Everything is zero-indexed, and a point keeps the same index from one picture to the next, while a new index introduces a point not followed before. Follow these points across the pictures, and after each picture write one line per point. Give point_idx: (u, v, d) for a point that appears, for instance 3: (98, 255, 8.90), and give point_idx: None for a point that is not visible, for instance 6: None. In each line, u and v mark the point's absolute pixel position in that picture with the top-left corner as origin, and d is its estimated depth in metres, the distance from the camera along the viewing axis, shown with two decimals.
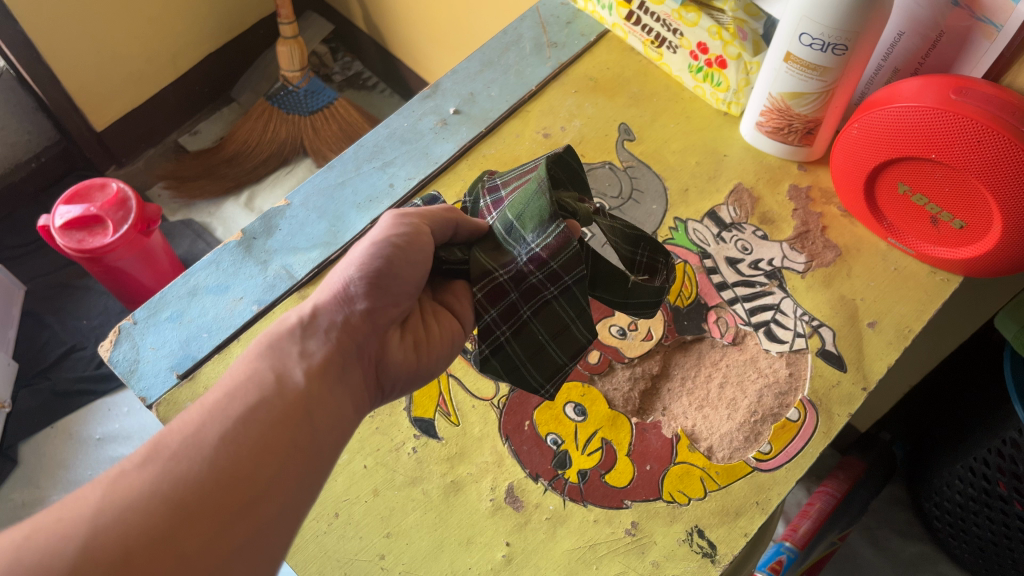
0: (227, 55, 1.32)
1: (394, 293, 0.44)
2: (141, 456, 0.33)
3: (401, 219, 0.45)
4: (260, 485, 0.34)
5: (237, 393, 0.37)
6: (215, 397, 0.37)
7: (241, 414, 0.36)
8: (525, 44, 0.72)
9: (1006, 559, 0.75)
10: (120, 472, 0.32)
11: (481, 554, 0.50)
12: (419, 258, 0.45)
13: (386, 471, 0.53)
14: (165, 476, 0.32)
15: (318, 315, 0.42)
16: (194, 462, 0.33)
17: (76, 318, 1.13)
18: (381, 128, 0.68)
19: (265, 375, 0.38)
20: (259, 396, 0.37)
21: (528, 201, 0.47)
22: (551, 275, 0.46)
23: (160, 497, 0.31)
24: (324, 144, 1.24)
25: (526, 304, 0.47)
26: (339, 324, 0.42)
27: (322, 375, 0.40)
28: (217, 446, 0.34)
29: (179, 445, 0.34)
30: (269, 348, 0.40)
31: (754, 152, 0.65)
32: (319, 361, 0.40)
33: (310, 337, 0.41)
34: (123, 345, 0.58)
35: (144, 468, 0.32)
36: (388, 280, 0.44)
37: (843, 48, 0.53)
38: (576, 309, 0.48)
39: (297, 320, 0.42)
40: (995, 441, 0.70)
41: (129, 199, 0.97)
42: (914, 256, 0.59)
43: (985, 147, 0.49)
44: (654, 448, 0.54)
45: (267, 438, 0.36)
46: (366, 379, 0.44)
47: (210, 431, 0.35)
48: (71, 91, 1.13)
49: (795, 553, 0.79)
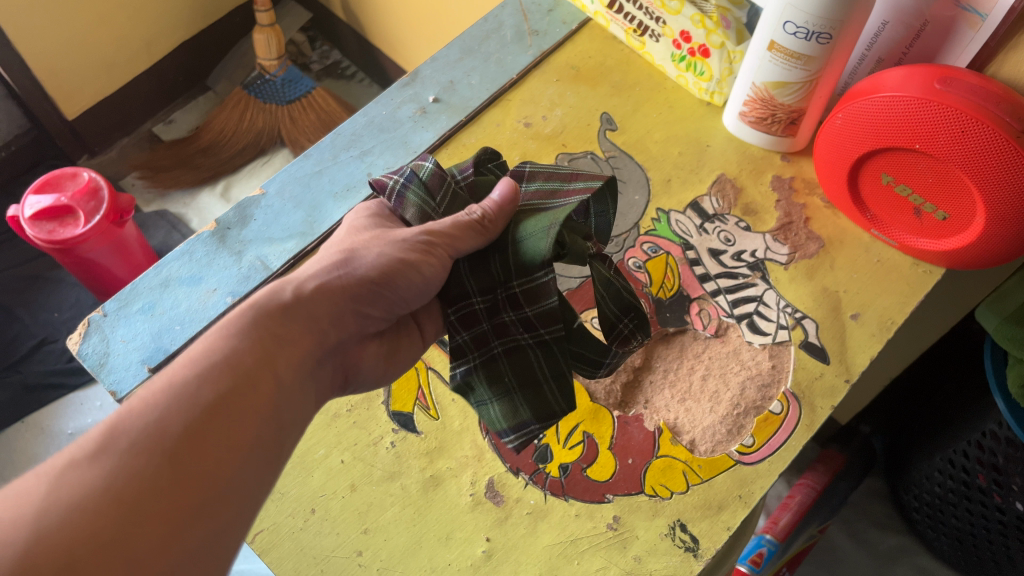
0: (203, 42, 1.29)
1: (389, 302, 0.45)
2: (95, 445, 0.32)
3: (431, 237, 0.44)
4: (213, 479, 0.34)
5: (207, 376, 0.36)
6: (185, 374, 0.36)
7: (208, 403, 0.35)
8: (506, 32, 0.71)
9: (985, 552, 0.76)
10: (71, 462, 0.32)
11: (461, 550, 0.49)
12: (434, 282, 0.45)
13: (363, 465, 0.52)
14: (117, 471, 0.32)
15: (315, 299, 0.41)
16: (151, 455, 0.33)
17: (46, 310, 1.11)
18: (358, 117, 0.66)
19: (241, 357, 0.37)
20: (230, 381, 0.36)
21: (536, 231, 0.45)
22: (524, 320, 0.47)
23: (113, 496, 0.31)
24: (302, 134, 1.22)
25: (496, 337, 0.48)
26: (329, 315, 0.42)
27: (299, 366, 0.40)
28: (178, 439, 0.33)
29: (137, 434, 0.33)
30: (252, 325, 0.39)
31: (737, 142, 0.64)
32: (300, 353, 0.40)
33: (302, 326, 0.40)
34: (92, 338, 0.56)
35: (97, 460, 0.32)
36: (393, 289, 0.44)
37: (827, 37, 0.52)
38: (553, 369, 0.48)
39: (292, 298, 0.41)
40: (975, 433, 0.70)
41: (101, 189, 0.94)
42: (896, 248, 0.59)
43: (968, 138, 0.48)
44: (636, 442, 0.53)
45: (233, 431, 0.35)
46: (332, 377, 0.45)
47: (173, 421, 0.34)
48: (41, 77, 1.10)
49: (775, 546, 0.79)
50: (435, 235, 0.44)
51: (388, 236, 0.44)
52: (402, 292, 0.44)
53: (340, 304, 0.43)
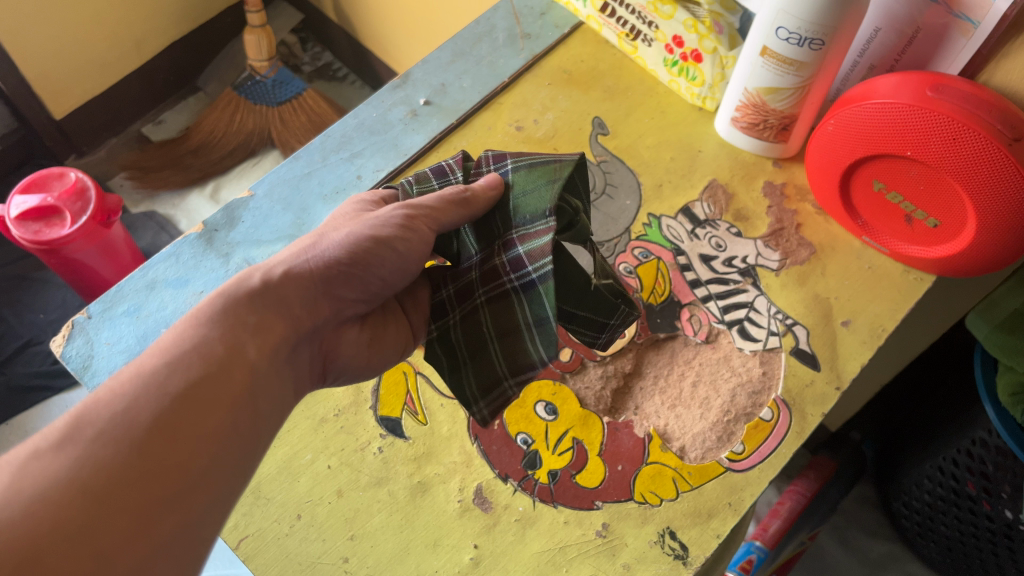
0: (194, 43, 1.29)
1: (366, 283, 0.45)
2: (60, 435, 0.31)
3: (411, 213, 0.45)
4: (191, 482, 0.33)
5: (178, 365, 0.35)
6: (154, 363, 0.35)
7: (179, 392, 0.34)
8: (498, 35, 0.70)
9: (974, 559, 0.76)
10: (34, 453, 0.31)
11: (448, 556, 0.49)
12: (410, 259, 0.45)
13: (351, 471, 0.51)
14: (84, 461, 0.31)
15: (286, 283, 0.41)
16: (120, 445, 0.32)
17: (32, 311, 1.10)
18: (348, 119, 0.66)
19: (213, 346, 0.37)
20: (202, 370, 0.35)
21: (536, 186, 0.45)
22: (513, 264, 0.44)
23: (78, 486, 0.30)
24: (292, 136, 1.21)
25: (483, 284, 0.46)
26: (300, 299, 0.42)
27: (273, 354, 0.39)
28: (148, 428, 0.33)
29: (106, 424, 0.32)
30: (222, 313, 0.38)
31: (729, 148, 0.64)
32: (274, 339, 0.39)
33: (271, 311, 0.40)
34: (76, 341, 0.55)
35: (62, 450, 0.31)
36: (368, 268, 0.44)
37: (819, 43, 0.52)
38: (536, 316, 0.44)
39: (262, 284, 0.40)
40: (964, 440, 0.70)
41: (88, 189, 0.93)
42: (888, 255, 0.59)
43: (960, 146, 0.48)
44: (625, 448, 0.53)
45: (204, 420, 0.34)
46: (310, 363, 0.44)
47: (143, 411, 0.33)
48: (29, 76, 1.09)
49: (764, 553, 0.79)
50: (414, 209, 0.45)
51: (365, 217, 0.45)
52: (378, 270, 0.45)
53: (312, 288, 0.43)
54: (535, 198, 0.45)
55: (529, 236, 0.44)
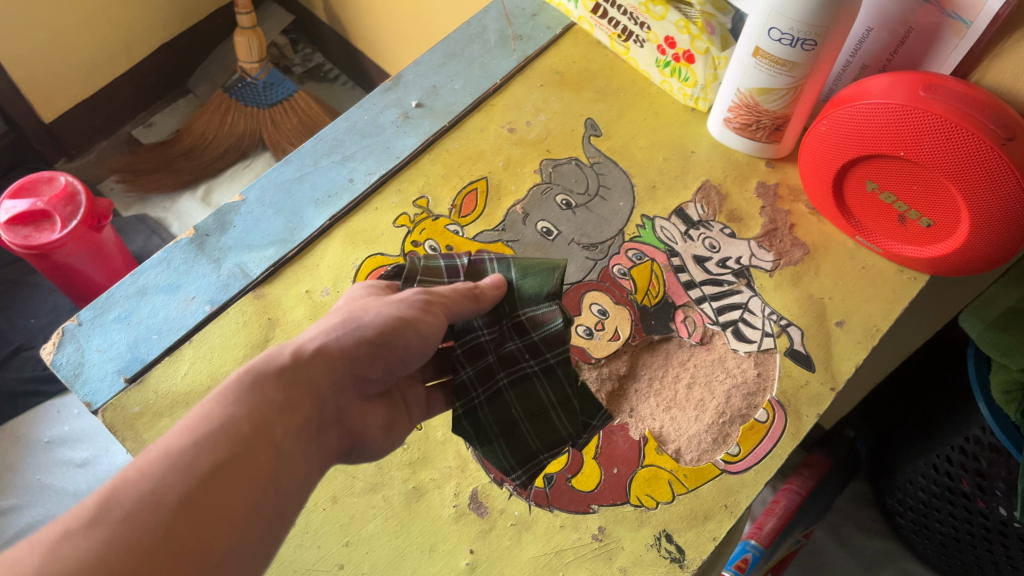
0: (184, 45, 1.28)
1: (389, 362, 0.43)
2: (89, 515, 0.30)
3: (429, 299, 0.44)
4: (214, 559, 0.32)
5: (204, 445, 0.34)
6: (181, 443, 0.33)
7: (204, 474, 0.33)
8: (489, 36, 0.70)
9: (969, 557, 0.76)
10: (64, 533, 0.30)
11: (444, 562, 0.48)
12: (427, 345, 0.44)
13: (345, 477, 0.51)
14: (109, 544, 0.30)
15: (314, 363, 0.39)
16: (146, 529, 0.30)
17: (22, 316, 1.09)
18: (340, 122, 0.65)
19: (239, 425, 0.35)
20: (228, 450, 0.34)
21: (539, 272, 0.49)
22: (531, 347, 0.49)
23: (102, 572, 0.29)
24: (284, 138, 1.21)
25: (503, 369, 0.49)
26: (329, 381, 0.40)
27: (299, 432, 0.37)
28: (174, 509, 0.31)
29: (132, 506, 0.31)
30: (249, 389, 0.36)
31: (722, 148, 0.64)
32: (299, 419, 0.38)
33: (301, 389, 0.38)
34: (67, 348, 0.55)
35: (89, 531, 0.30)
36: (394, 347, 0.42)
37: (812, 44, 0.52)
38: (560, 397, 0.50)
39: (292, 360, 0.38)
40: (958, 438, 0.70)
41: (79, 193, 0.93)
42: (881, 255, 0.59)
43: (953, 146, 0.48)
44: (621, 451, 0.53)
45: (228, 498, 0.33)
46: (336, 446, 0.42)
47: (169, 492, 0.32)
48: (17, 79, 1.08)
49: (759, 552, 0.79)
50: (433, 296, 0.45)
51: (385, 299, 0.44)
52: (403, 351, 0.43)
53: (340, 367, 0.41)
54: (537, 283, 0.49)
55: (536, 319, 0.48)
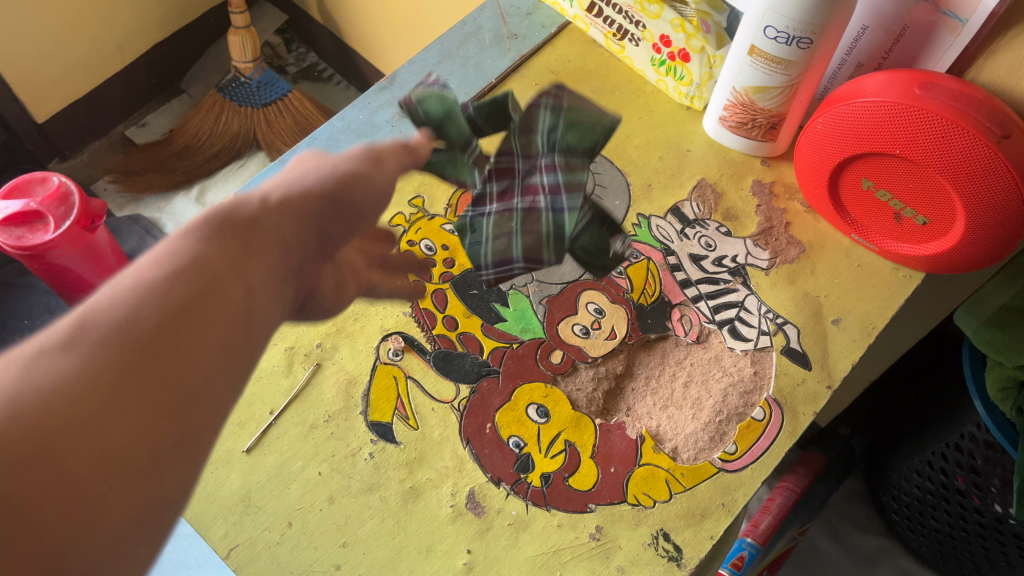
0: (177, 45, 1.28)
1: (350, 222, 0.45)
2: (65, 335, 0.28)
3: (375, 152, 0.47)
4: (190, 389, 0.29)
5: (177, 277, 0.31)
6: (151, 274, 0.31)
7: (181, 302, 0.30)
8: (485, 35, 0.70)
9: (965, 553, 0.76)
10: (39, 350, 0.27)
11: (442, 562, 0.48)
12: (376, 194, 0.46)
13: (342, 477, 0.51)
14: (90, 362, 0.27)
15: (275, 211, 0.40)
16: (115, 350, 0.28)
17: (16, 318, 1.08)
18: (335, 121, 0.65)
19: (212, 261, 0.33)
20: (201, 282, 0.32)
21: (586, 130, 0.53)
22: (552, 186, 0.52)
23: (79, 386, 0.26)
24: (278, 137, 1.20)
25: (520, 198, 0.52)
26: (295, 234, 0.40)
27: (269, 280, 0.36)
28: (150, 331, 0.29)
29: (107, 328, 0.28)
30: (220, 233, 0.35)
31: (717, 147, 0.64)
32: (265, 266, 0.36)
33: (266, 240, 0.37)
34: None
35: (67, 350, 0.27)
36: (350, 197, 0.44)
37: (807, 42, 0.52)
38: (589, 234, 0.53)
39: (258, 205, 0.39)
40: (954, 435, 0.70)
41: (72, 194, 0.92)
42: (876, 252, 0.59)
43: (948, 143, 0.48)
44: (618, 450, 0.53)
45: (203, 333, 0.30)
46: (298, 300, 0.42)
47: (146, 311, 0.29)
48: (10, 80, 1.08)
49: (755, 549, 0.79)
50: (378, 150, 0.48)
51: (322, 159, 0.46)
52: (362, 207, 0.45)
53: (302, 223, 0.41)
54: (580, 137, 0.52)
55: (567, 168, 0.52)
